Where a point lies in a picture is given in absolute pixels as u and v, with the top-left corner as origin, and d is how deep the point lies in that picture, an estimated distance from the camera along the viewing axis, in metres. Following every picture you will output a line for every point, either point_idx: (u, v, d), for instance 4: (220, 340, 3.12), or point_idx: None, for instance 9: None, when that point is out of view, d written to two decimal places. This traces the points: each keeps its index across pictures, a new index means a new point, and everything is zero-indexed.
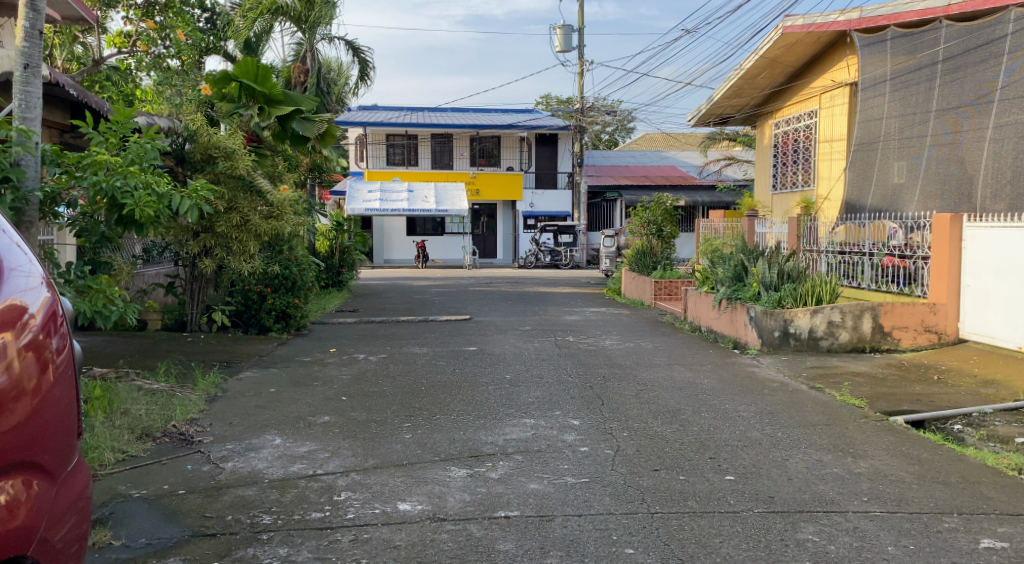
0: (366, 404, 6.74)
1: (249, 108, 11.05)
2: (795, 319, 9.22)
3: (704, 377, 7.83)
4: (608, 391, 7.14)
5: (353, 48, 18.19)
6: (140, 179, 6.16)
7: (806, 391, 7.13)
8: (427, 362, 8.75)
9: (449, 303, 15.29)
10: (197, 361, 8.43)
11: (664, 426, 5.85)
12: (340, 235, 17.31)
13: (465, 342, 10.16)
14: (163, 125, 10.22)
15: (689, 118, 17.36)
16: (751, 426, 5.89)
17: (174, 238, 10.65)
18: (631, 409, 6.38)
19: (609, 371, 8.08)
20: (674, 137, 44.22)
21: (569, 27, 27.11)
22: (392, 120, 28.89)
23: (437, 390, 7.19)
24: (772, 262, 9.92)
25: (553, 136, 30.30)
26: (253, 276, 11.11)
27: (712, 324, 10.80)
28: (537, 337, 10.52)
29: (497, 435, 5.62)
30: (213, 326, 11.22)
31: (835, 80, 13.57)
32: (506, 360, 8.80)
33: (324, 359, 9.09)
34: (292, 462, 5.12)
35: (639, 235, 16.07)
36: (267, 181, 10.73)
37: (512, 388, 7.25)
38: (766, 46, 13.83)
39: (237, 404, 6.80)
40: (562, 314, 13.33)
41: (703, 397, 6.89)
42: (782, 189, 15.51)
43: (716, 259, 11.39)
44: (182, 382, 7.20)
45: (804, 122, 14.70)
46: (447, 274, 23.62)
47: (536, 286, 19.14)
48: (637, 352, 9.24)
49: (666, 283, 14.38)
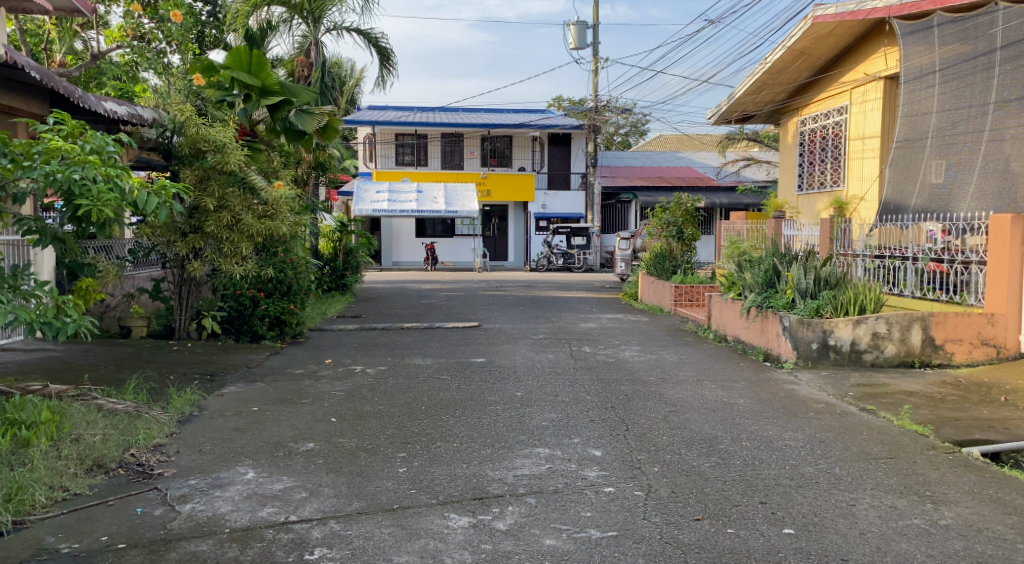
0: (357, 427, 5.92)
1: (240, 98, 10.33)
2: (835, 330, 8.34)
3: (740, 396, 6.98)
4: (633, 413, 6.30)
5: (366, 38, 17.39)
6: (100, 171, 5.31)
7: (857, 414, 6.28)
8: (430, 376, 7.93)
9: (457, 308, 14.49)
10: (177, 375, 7.66)
11: (701, 460, 5.03)
12: (345, 236, 16.51)
13: (473, 352, 9.35)
14: (146, 117, 9.50)
15: (708, 114, 16.51)
16: (802, 459, 5.06)
17: (161, 238, 9.92)
18: (660, 437, 5.55)
19: (633, 388, 7.24)
20: (689, 138, 43.25)
21: (583, 23, 26.26)
22: (401, 119, 28.13)
23: (439, 411, 6.37)
24: (808, 267, 9.13)
25: (566, 136, 29.42)
26: (245, 279, 10.33)
27: (741, 334, 9.94)
28: (551, 347, 9.68)
29: (506, 470, 4.80)
30: (203, 333, 10.43)
31: (868, 72, 12.75)
32: (518, 374, 7.97)
33: (318, 373, 8.28)
34: (264, 504, 4.33)
35: (658, 237, 15.27)
36: (261, 178, 9.99)
37: (523, 409, 6.43)
38: (794, 37, 12.95)
39: (212, 427, 6.01)
40: (577, 321, 12.48)
41: (742, 421, 6.06)
42: (809, 190, 14.63)
43: (742, 263, 10.53)
44: (153, 400, 6.42)
45: (833, 119, 13.84)
46: (457, 277, 22.87)
47: (548, 290, 18.32)
48: (661, 366, 8.39)
49: (687, 289, 13.52)
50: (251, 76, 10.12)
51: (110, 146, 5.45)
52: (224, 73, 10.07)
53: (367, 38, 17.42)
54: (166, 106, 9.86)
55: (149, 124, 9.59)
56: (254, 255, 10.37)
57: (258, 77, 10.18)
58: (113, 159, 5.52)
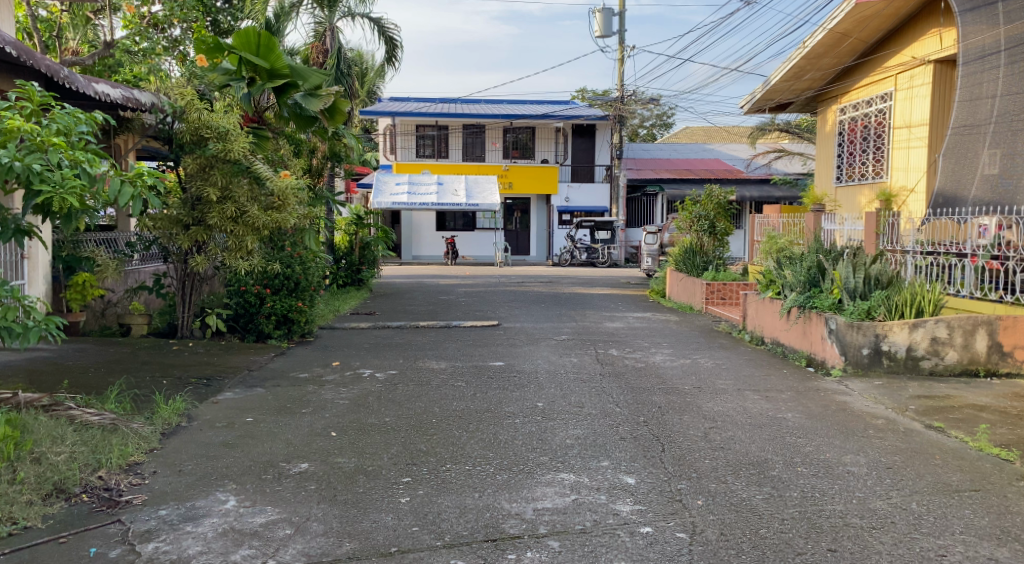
0: (358, 444, 5.29)
1: (245, 81, 9.69)
2: (889, 334, 7.61)
3: (788, 410, 6.25)
4: (669, 429, 5.62)
5: (377, 24, 16.76)
6: (65, 155, 4.68)
7: (925, 433, 5.54)
8: (444, 383, 7.26)
9: (475, 304, 13.86)
10: (169, 378, 7.06)
11: (751, 492, 4.35)
12: (361, 229, 15.90)
13: (491, 355, 8.66)
14: (145, 101, 8.99)
15: (740, 103, 15.71)
16: (869, 491, 4.34)
17: (162, 230, 9.42)
18: (701, 462, 4.86)
19: (667, 399, 6.52)
20: (716, 129, 42.35)
21: (609, 10, 25.46)
22: (422, 110, 27.53)
23: (450, 425, 5.71)
24: (856, 265, 8.41)
25: (591, 127, 28.43)
26: (251, 275, 9.72)
27: (780, 337, 9.20)
28: (575, 350, 8.98)
29: (524, 502, 4.16)
30: (207, 331, 9.84)
31: (916, 56, 11.96)
32: (540, 381, 7.29)
33: (323, 377, 7.63)
34: (240, 545, 3.71)
35: (687, 231, 14.50)
36: (266, 167, 9.35)
37: (546, 423, 5.75)
38: (837, 17, 12.12)
39: (198, 441, 5.40)
40: (602, 320, 11.74)
41: (795, 442, 5.34)
42: (849, 181, 13.79)
43: (782, 260, 9.80)
44: (136, 410, 5.81)
45: (876, 106, 13.03)
46: (477, 272, 22.18)
47: (571, 286, 17.62)
48: (696, 373, 7.65)
49: (720, 287, 12.77)
50: (260, 59, 9.49)
51: (78, 126, 4.82)
52: (231, 55, 9.48)
53: (382, 26, 16.81)
54: (167, 90, 9.30)
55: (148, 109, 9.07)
56: (260, 249, 9.76)
57: (267, 60, 9.56)
58: (82, 142, 4.88)
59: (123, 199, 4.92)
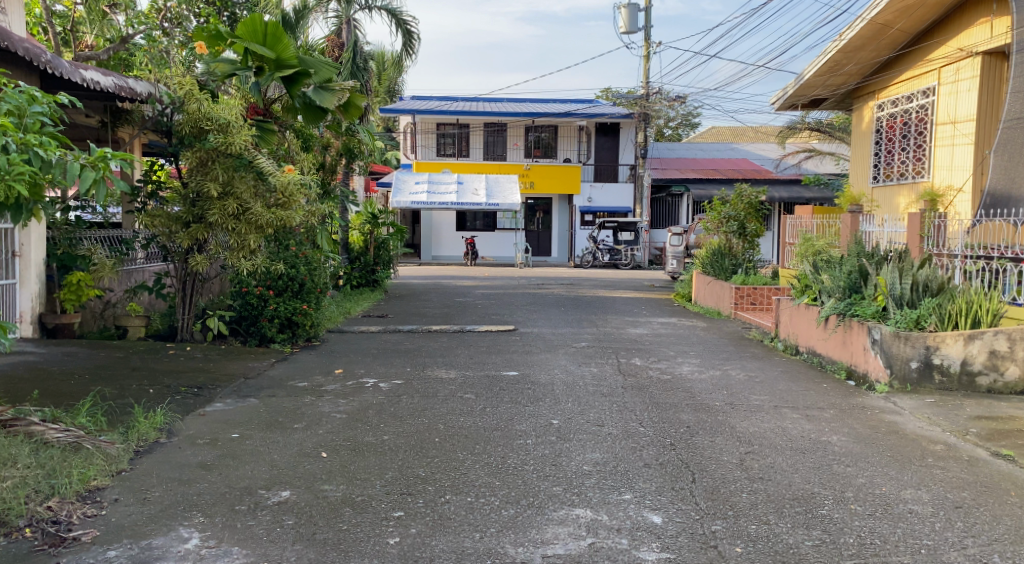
0: (350, 468, 4.72)
1: (252, 70, 9.20)
2: (941, 347, 6.95)
3: (833, 432, 5.60)
4: (699, 454, 5.01)
5: (394, 16, 16.24)
6: (12, 139, 4.20)
7: (992, 463, 4.90)
8: (451, 395, 6.67)
9: (492, 307, 13.29)
10: (157, 388, 6.54)
11: (799, 537, 3.77)
12: (376, 229, 15.42)
13: (506, 364, 8.06)
14: (142, 90, 8.50)
15: (772, 99, 14.96)
16: (938, 539, 3.73)
17: (162, 228, 8.92)
18: (738, 497, 4.25)
19: (697, 418, 5.88)
20: (741, 128, 41.59)
21: (635, 6, 24.78)
22: (442, 108, 27.01)
23: (454, 446, 5.13)
24: (904, 270, 7.72)
25: (615, 126, 27.74)
26: (254, 276, 9.19)
27: (817, 346, 8.53)
28: (596, 359, 8.35)
29: (533, 548, 3.63)
30: (209, 335, 9.32)
31: (962, 47, 11.22)
32: (556, 393, 6.70)
33: (323, 387, 7.06)
34: None
35: (716, 233, 13.84)
36: (270, 161, 8.85)
37: (561, 446, 5.16)
38: (878, 7, 11.38)
39: (176, 460, 4.86)
40: (625, 326, 11.09)
41: (844, 473, 4.71)
42: (887, 181, 13.03)
43: (820, 264, 9.10)
44: (111, 425, 5.27)
45: (917, 102, 12.30)
46: (497, 272, 21.59)
47: (593, 288, 16.99)
48: (727, 387, 7.01)
49: (750, 291, 12.08)
50: (266, 48, 8.94)
51: (32, 108, 4.38)
52: (237, 43, 8.94)
53: (398, 19, 16.27)
54: (166, 80, 8.77)
55: (145, 100, 8.60)
56: (263, 247, 9.22)
57: (274, 49, 9.00)
58: (37, 125, 4.39)
59: (81, 186, 4.35)
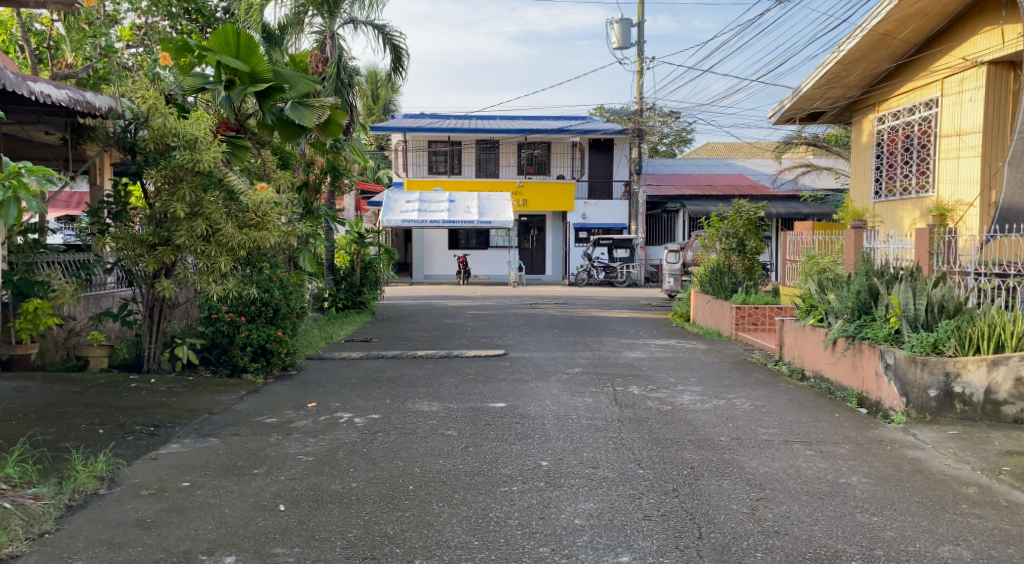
0: (310, 525, 4.17)
1: (223, 84, 8.64)
2: (963, 373, 6.41)
3: (852, 472, 5.02)
4: (705, 502, 4.47)
5: (382, 32, 15.77)
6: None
7: None
8: (432, 432, 6.08)
9: (482, 329, 12.73)
10: (107, 428, 5.97)
11: None
12: (363, 249, 14.87)
13: (494, 394, 7.46)
14: (105, 105, 7.97)
15: (769, 112, 14.46)
16: None
17: (125, 251, 8.37)
18: (751, 559, 3.78)
19: (701, 458, 5.31)
20: (735, 144, 41.45)
21: (627, 21, 24.42)
22: (433, 125, 26.54)
23: (431, 496, 4.57)
24: (917, 290, 7.18)
25: (609, 142, 27.30)
26: (224, 301, 8.63)
27: (824, 371, 7.98)
28: (590, 387, 7.79)
29: None
30: (177, 365, 8.75)
31: (968, 57, 10.76)
32: (547, 428, 6.14)
33: (293, 423, 6.47)
34: None
35: (714, 250, 13.32)
36: (242, 180, 8.32)
37: (551, 493, 4.61)
38: (878, 17, 10.91)
39: (112, 516, 4.32)
40: (621, 349, 10.52)
41: (871, 524, 4.17)
42: (889, 196, 12.51)
43: (826, 283, 8.54)
44: (45, 476, 4.73)
45: (919, 114, 11.84)
46: (489, 292, 21.05)
47: (587, 307, 16.43)
48: (732, 419, 6.45)
49: (751, 311, 11.53)
50: (239, 61, 8.43)
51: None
52: (208, 56, 8.43)
53: (386, 35, 15.83)
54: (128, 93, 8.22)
55: (105, 115, 7.97)
56: (235, 270, 8.66)
57: (248, 62, 8.51)
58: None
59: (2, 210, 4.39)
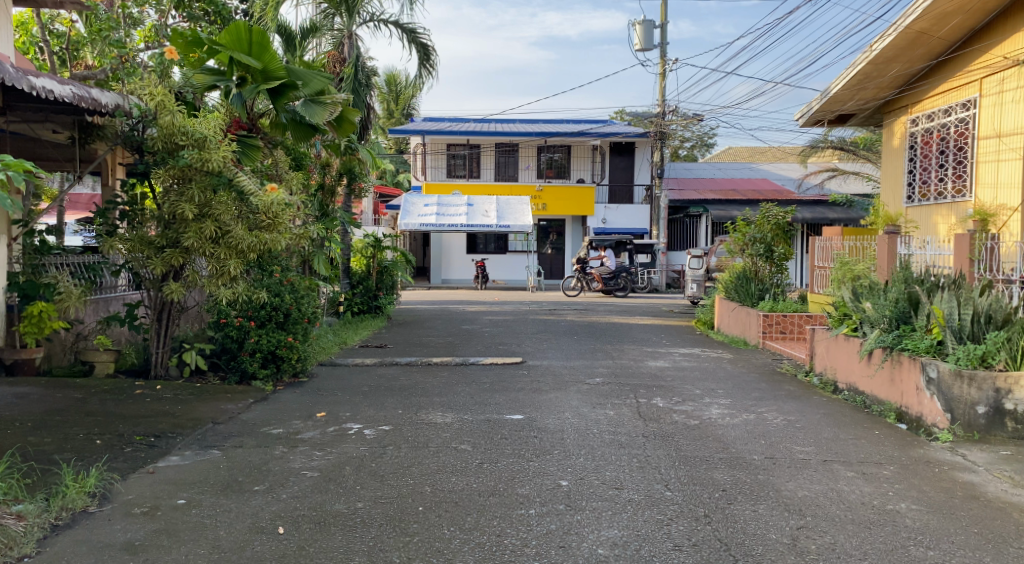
0: (311, 553, 3.84)
1: (234, 82, 8.35)
2: (1014, 389, 5.99)
3: (900, 498, 4.62)
4: (739, 529, 4.11)
5: (405, 28, 15.45)
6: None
7: None
8: (445, 446, 5.73)
9: (499, 335, 12.37)
10: (104, 439, 5.67)
11: None
12: (379, 253, 14.55)
13: (510, 405, 7.09)
14: (112, 102, 7.69)
15: (798, 114, 14.00)
16: None
17: (132, 252, 8.08)
18: None
19: (734, 479, 4.93)
20: (757, 149, 40.97)
21: (650, 23, 24.01)
22: (453, 128, 26.24)
23: (442, 519, 4.24)
24: (961, 299, 6.75)
25: (630, 145, 26.90)
26: (233, 306, 8.32)
27: (859, 384, 7.55)
28: (611, 398, 7.41)
29: None
30: (185, 370, 8.45)
31: (1009, 55, 10.29)
32: (567, 444, 5.77)
33: (300, 435, 6.14)
34: None
35: (740, 255, 12.88)
36: (252, 180, 7.98)
37: (572, 518, 4.25)
38: (914, 14, 10.47)
39: (99, 539, 4.02)
40: (644, 358, 10.12)
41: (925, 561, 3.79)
42: (923, 200, 12.03)
43: (862, 291, 8.09)
44: (32, 491, 4.45)
45: (956, 116, 11.36)
46: (507, 297, 20.74)
47: (607, 314, 16.03)
48: (765, 436, 6.04)
49: (778, 319, 11.10)
50: (251, 58, 8.13)
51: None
52: (219, 53, 8.14)
53: (407, 34, 15.52)
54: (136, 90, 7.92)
55: (112, 112, 7.67)
56: (244, 273, 8.36)
57: (260, 60, 8.23)
58: None
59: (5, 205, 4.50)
